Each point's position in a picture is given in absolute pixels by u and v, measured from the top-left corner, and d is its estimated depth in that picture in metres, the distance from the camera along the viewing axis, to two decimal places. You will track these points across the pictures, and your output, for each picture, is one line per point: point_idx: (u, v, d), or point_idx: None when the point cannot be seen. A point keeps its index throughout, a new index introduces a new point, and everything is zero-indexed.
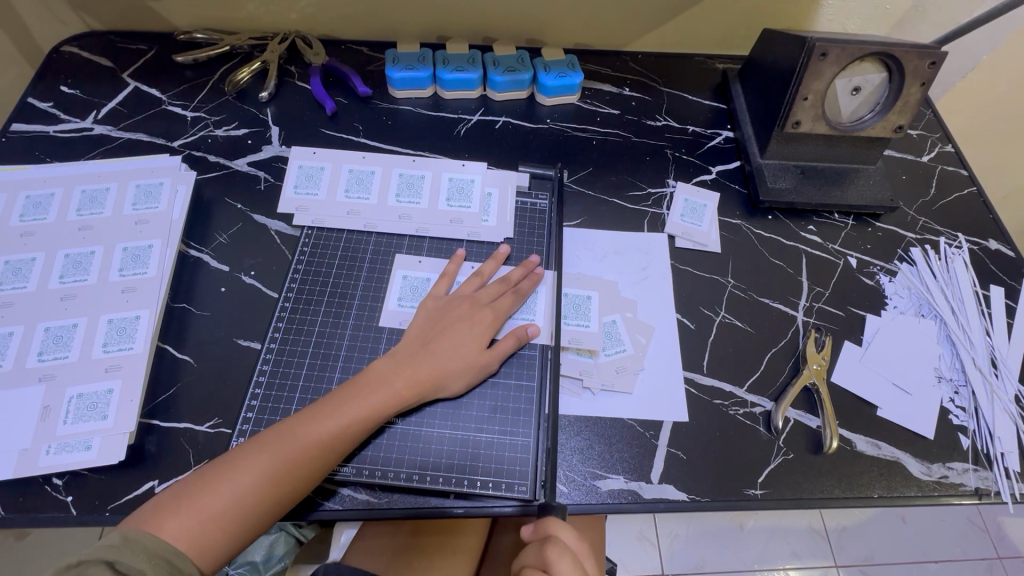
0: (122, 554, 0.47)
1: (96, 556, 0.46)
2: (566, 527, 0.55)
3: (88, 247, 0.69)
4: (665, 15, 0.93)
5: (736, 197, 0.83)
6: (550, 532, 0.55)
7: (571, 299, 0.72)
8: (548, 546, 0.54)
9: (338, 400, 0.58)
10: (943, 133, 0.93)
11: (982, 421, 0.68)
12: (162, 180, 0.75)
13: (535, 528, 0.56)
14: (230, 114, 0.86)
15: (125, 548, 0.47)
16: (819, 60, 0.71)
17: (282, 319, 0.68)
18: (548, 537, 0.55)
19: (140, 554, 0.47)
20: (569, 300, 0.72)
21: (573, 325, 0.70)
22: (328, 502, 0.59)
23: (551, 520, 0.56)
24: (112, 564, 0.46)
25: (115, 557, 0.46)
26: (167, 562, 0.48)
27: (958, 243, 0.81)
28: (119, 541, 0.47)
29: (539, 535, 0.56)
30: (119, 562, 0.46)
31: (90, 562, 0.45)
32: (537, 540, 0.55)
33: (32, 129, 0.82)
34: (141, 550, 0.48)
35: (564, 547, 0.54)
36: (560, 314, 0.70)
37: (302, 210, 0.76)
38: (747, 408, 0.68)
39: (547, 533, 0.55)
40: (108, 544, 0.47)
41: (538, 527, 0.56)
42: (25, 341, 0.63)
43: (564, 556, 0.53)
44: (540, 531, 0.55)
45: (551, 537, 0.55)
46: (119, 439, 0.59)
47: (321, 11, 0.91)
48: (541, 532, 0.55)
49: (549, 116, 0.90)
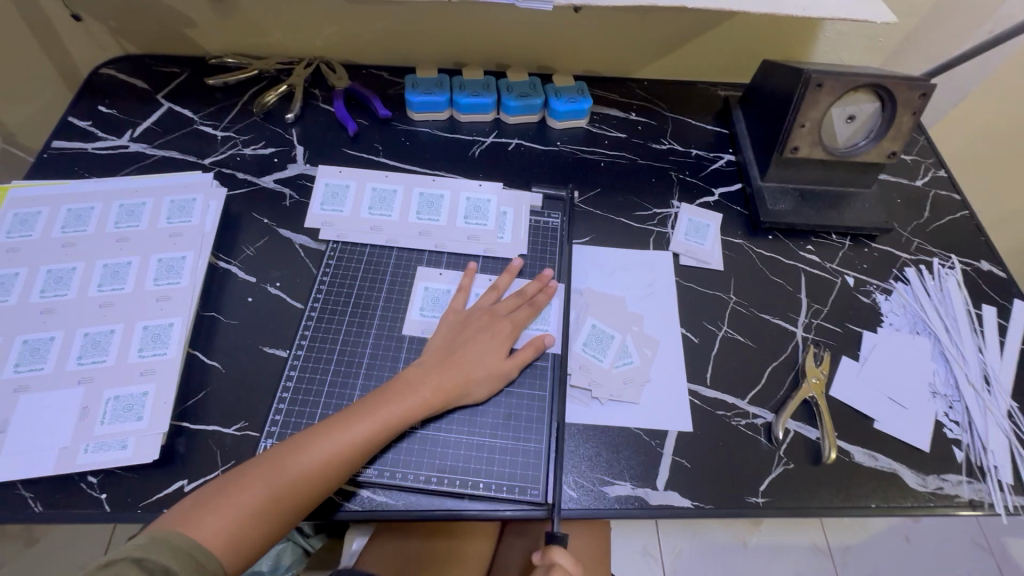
0: (149, 552, 0.50)
1: (127, 555, 0.49)
2: (566, 552, 0.62)
3: (125, 258, 0.74)
4: (670, 45, 0.98)
5: (738, 218, 0.87)
6: (554, 560, 0.61)
7: (596, 331, 0.75)
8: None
9: (366, 407, 0.62)
10: (936, 158, 0.97)
11: (976, 434, 0.71)
12: (194, 196, 0.79)
13: (541, 554, 0.62)
14: (258, 134, 0.90)
15: (152, 547, 0.50)
16: (815, 91, 0.76)
17: (308, 328, 0.72)
18: (552, 564, 0.61)
19: (165, 551, 0.50)
20: (593, 331, 0.75)
21: (588, 353, 0.73)
22: (349, 503, 0.62)
23: (552, 546, 0.61)
24: (141, 561, 0.49)
25: (143, 555, 0.49)
26: (194, 559, 0.51)
27: (951, 263, 0.85)
28: (146, 540, 0.50)
29: (544, 562, 0.61)
30: (147, 559, 0.49)
31: (120, 561, 0.48)
32: (544, 565, 0.61)
33: (72, 146, 0.87)
34: (168, 547, 0.50)
35: (568, 574, 0.61)
36: (578, 339, 0.74)
37: (328, 225, 0.80)
38: (748, 419, 0.71)
39: (551, 560, 0.61)
40: (137, 543, 0.50)
41: (543, 553, 0.62)
42: (66, 346, 0.67)
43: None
44: (543, 558, 0.61)
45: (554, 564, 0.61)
46: (153, 439, 0.63)
47: (345, 39, 0.96)
48: (545, 559, 0.61)
49: (559, 139, 0.94)
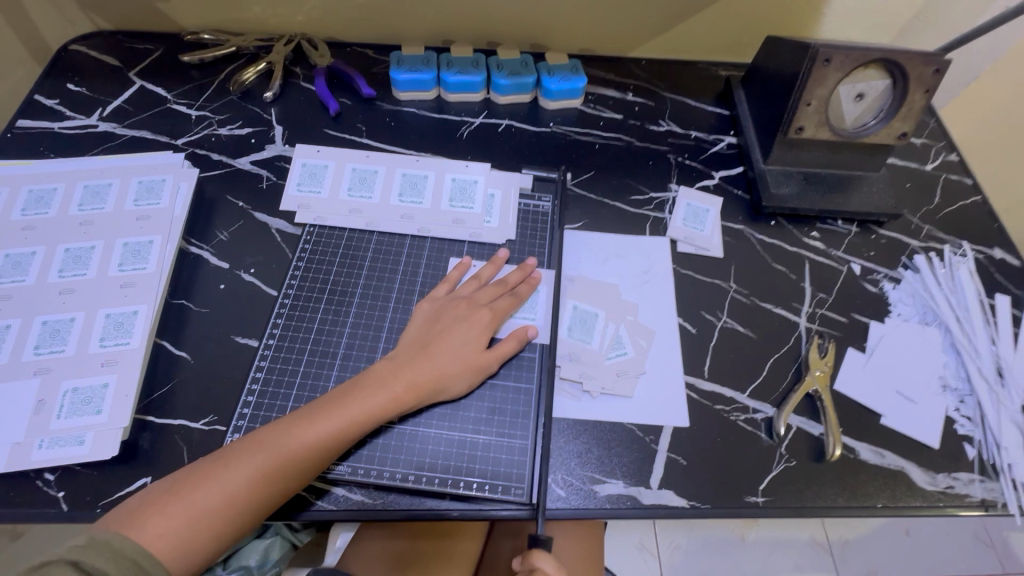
0: (87, 555, 0.46)
1: (63, 556, 0.45)
2: (549, 558, 0.56)
3: (89, 242, 0.69)
4: (669, 21, 0.93)
5: (738, 203, 0.83)
6: (534, 564, 0.56)
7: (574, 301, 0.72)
8: None
9: (332, 401, 0.58)
10: (947, 141, 0.93)
11: (989, 430, 0.67)
12: (164, 177, 0.75)
13: (522, 559, 0.57)
14: (235, 113, 0.86)
15: (90, 548, 0.47)
16: (823, 66, 0.71)
17: (280, 317, 0.68)
18: (533, 570, 0.56)
19: (105, 555, 0.47)
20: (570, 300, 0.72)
21: (575, 338, 0.69)
22: (321, 502, 0.59)
23: (533, 551, 0.56)
24: (77, 565, 0.45)
25: (80, 557, 0.46)
26: (136, 564, 0.48)
27: (962, 251, 0.81)
28: (85, 542, 0.47)
29: (524, 566, 0.57)
30: (84, 562, 0.46)
31: (57, 563, 0.45)
32: (524, 571, 0.56)
33: (37, 125, 0.82)
34: (109, 550, 0.47)
35: None
36: (562, 326, 0.70)
37: (305, 208, 0.76)
38: (748, 414, 0.67)
39: (531, 565, 0.56)
40: (77, 544, 0.47)
41: (524, 557, 0.57)
42: (23, 335, 0.63)
43: None
44: (524, 563, 0.56)
45: (534, 570, 0.55)
46: (113, 435, 0.59)
47: (327, 14, 0.91)
48: (526, 564, 0.56)
49: (552, 120, 0.90)
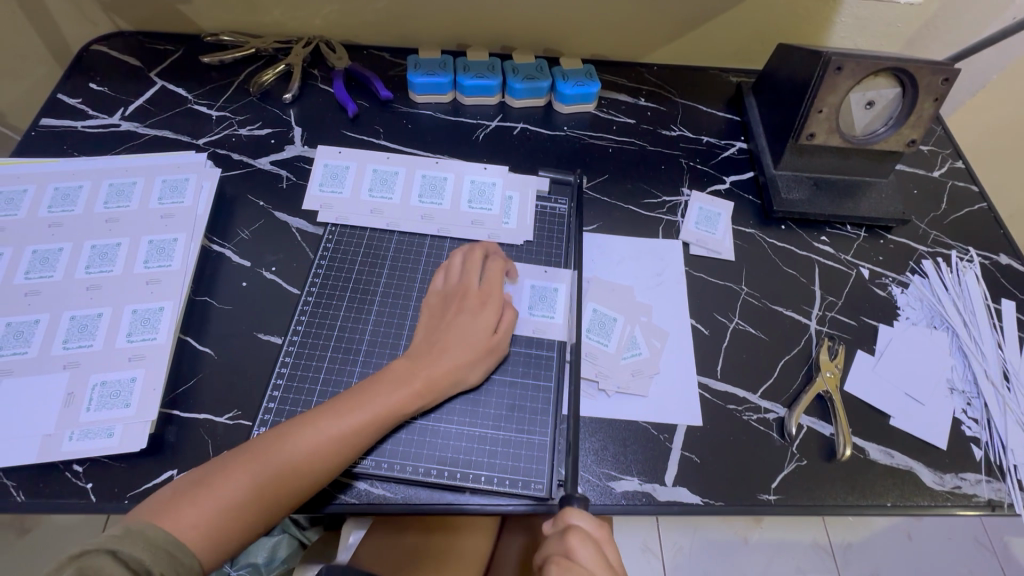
0: (124, 544, 0.47)
1: (101, 545, 0.46)
2: (584, 515, 0.55)
3: (115, 240, 0.71)
4: (682, 27, 0.95)
5: (749, 207, 0.85)
6: (569, 521, 0.54)
7: (597, 316, 0.73)
8: (570, 534, 0.53)
9: (354, 396, 0.59)
10: (954, 149, 0.94)
11: (995, 432, 0.69)
12: (187, 176, 0.77)
13: (554, 521, 0.56)
14: (254, 114, 0.87)
15: (127, 538, 0.48)
16: (834, 74, 0.73)
17: (304, 313, 0.69)
18: (568, 527, 0.54)
19: (141, 544, 0.48)
20: (590, 310, 0.73)
21: (593, 340, 0.71)
22: (343, 495, 0.60)
23: (567, 509, 0.56)
24: (115, 553, 0.46)
25: (118, 546, 0.47)
26: (166, 552, 0.48)
27: (969, 257, 0.82)
28: (121, 531, 0.48)
29: (557, 526, 0.55)
30: (121, 551, 0.46)
31: (93, 551, 0.46)
32: (558, 531, 0.55)
33: (61, 124, 0.84)
34: (142, 538, 0.48)
35: (585, 534, 0.53)
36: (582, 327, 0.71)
37: (326, 208, 0.77)
38: (760, 414, 0.68)
39: (567, 522, 0.54)
40: (112, 535, 0.48)
41: (556, 519, 0.56)
42: (51, 329, 0.64)
43: (587, 544, 0.53)
44: (558, 521, 0.55)
45: (570, 526, 0.54)
46: (140, 428, 0.60)
47: (345, 17, 0.93)
48: (560, 523, 0.55)
49: (566, 124, 0.91)
